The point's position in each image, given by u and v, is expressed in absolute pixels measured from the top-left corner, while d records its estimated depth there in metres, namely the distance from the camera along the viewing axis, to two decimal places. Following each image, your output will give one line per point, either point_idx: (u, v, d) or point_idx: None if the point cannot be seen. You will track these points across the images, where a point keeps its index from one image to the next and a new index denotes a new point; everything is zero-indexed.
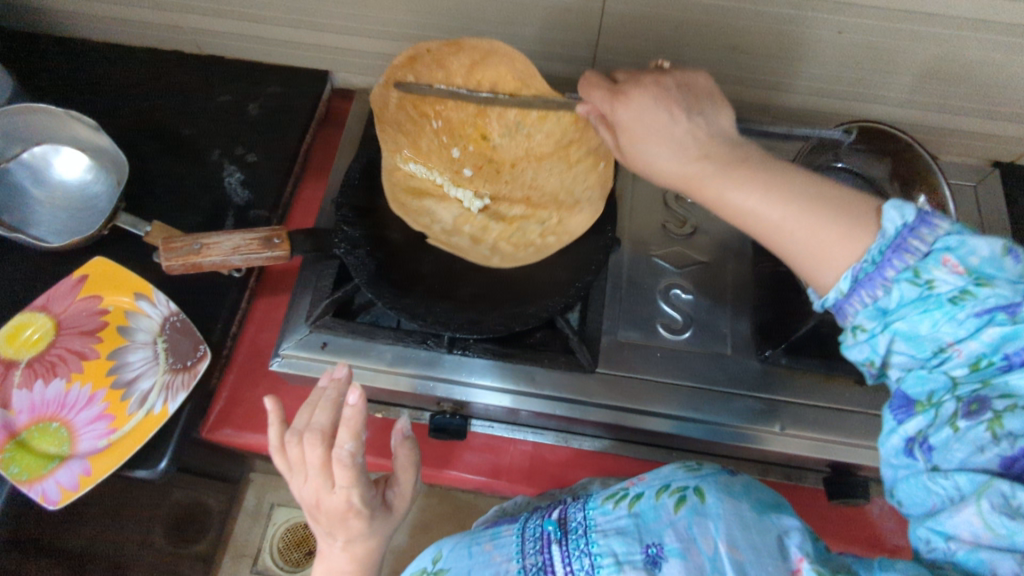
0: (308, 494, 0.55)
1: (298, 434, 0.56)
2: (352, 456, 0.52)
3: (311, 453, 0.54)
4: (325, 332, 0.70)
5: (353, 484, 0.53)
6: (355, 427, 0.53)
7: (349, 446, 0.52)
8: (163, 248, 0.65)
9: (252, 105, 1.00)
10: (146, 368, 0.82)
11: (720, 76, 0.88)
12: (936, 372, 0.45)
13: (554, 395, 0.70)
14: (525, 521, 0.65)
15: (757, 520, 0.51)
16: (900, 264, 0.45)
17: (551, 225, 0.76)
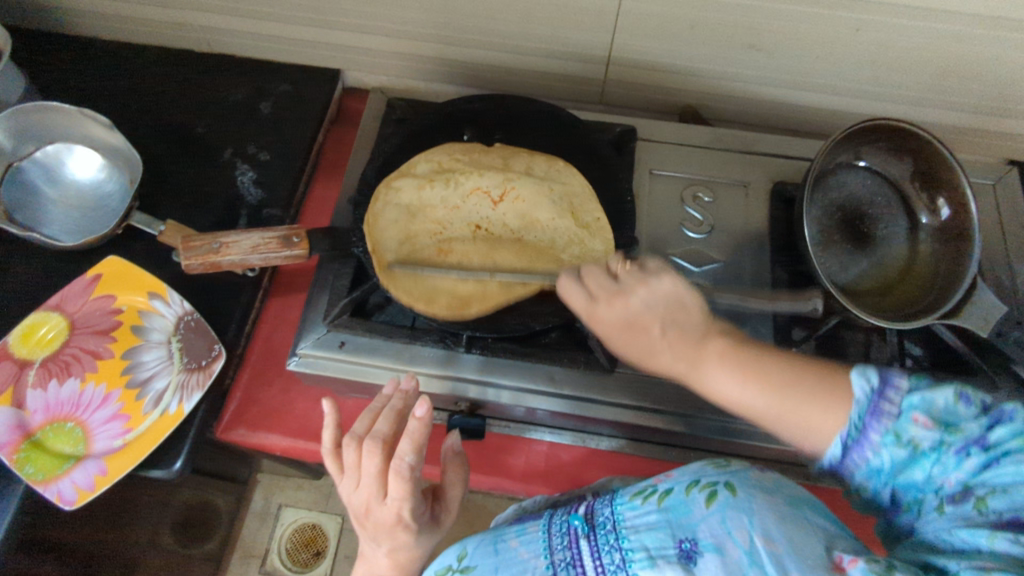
0: (359, 500, 0.57)
1: (357, 440, 0.59)
2: (410, 468, 0.54)
3: (370, 461, 0.56)
4: (343, 331, 0.70)
5: (406, 498, 0.55)
6: (417, 441, 0.55)
7: (409, 458, 0.54)
8: (181, 246, 0.65)
9: (263, 104, 1.00)
10: (160, 368, 0.82)
11: (734, 74, 0.88)
12: (933, 513, 0.43)
13: (576, 394, 0.70)
14: (551, 517, 0.65)
15: (793, 513, 0.50)
16: (880, 430, 0.44)
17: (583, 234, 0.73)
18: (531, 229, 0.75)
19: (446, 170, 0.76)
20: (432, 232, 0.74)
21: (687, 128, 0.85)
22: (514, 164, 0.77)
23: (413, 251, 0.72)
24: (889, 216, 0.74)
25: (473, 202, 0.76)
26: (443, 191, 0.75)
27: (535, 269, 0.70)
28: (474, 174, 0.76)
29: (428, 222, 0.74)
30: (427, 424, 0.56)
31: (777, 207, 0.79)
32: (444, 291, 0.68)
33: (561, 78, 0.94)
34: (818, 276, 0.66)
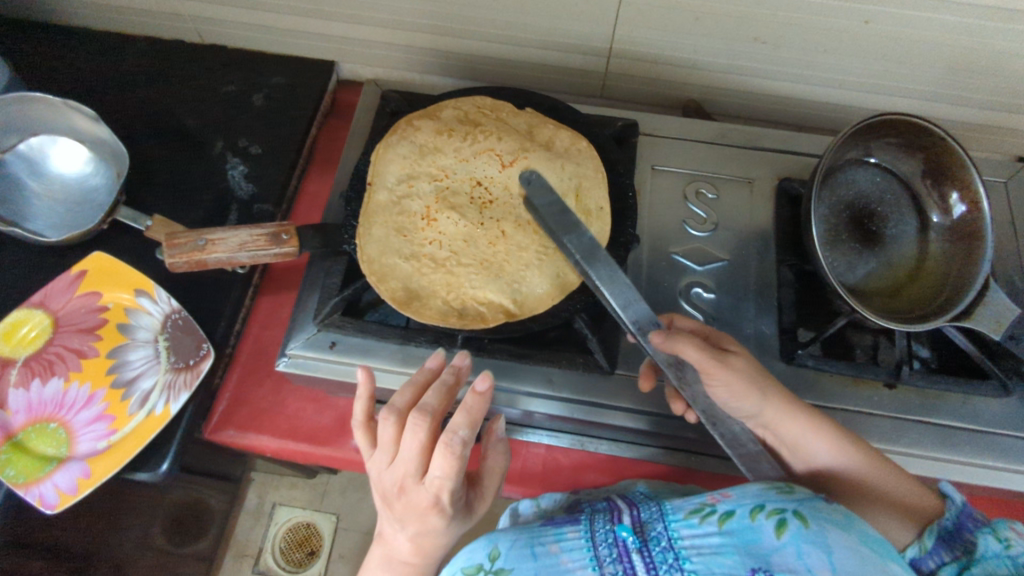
0: (397, 476, 0.52)
1: (396, 413, 0.53)
2: (462, 445, 0.49)
3: (415, 436, 0.50)
4: (333, 332, 0.68)
5: (451, 476, 0.49)
6: (473, 416, 0.50)
7: (463, 433, 0.49)
8: (164, 245, 0.62)
9: (255, 96, 0.97)
10: (147, 367, 0.79)
11: (738, 67, 0.85)
12: None
13: (574, 397, 0.68)
14: (591, 519, 0.63)
15: (873, 555, 0.47)
16: (977, 528, 0.51)
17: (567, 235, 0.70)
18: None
19: (471, 124, 0.75)
20: (435, 179, 0.73)
21: (690, 123, 0.82)
22: (539, 135, 0.75)
23: (404, 200, 0.71)
24: (897, 215, 0.71)
25: (481, 162, 0.74)
26: (458, 144, 0.74)
27: (509, 254, 0.69)
28: (493, 137, 0.74)
29: (435, 166, 0.74)
30: (485, 399, 0.51)
31: (782, 205, 0.76)
32: (399, 273, 0.67)
33: (560, 70, 0.92)
34: (826, 276, 0.64)
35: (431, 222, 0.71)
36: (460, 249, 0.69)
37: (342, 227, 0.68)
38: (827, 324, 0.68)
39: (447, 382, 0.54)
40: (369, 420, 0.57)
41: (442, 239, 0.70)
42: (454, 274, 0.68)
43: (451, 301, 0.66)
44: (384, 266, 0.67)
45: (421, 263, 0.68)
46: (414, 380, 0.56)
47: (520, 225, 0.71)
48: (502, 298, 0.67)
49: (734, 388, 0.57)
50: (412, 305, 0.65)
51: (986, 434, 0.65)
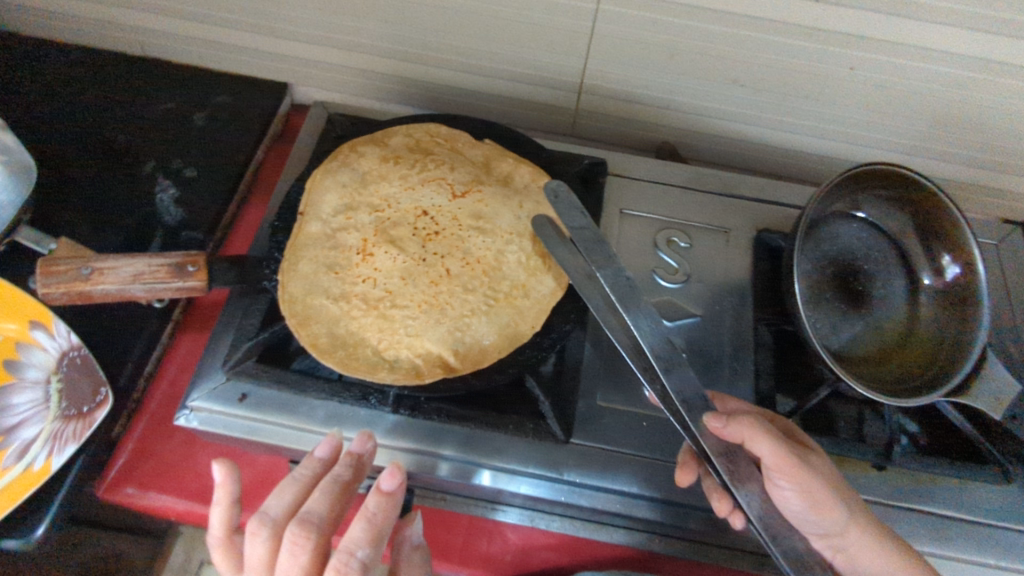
0: None
1: (274, 529, 0.48)
2: (361, 566, 0.45)
3: (296, 556, 0.45)
4: (245, 381, 0.58)
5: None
6: (372, 528, 0.47)
7: (360, 553, 0.46)
8: (41, 271, 0.55)
9: (196, 114, 0.89)
10: (31, 415, 0.66)
11: (716, 110, 0.80)
12: None
13: (521, 468, 0.59)
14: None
15: None
16: None
17: (520, 280, 0.63)
18: (485, 236, 0.64)
19: (421, 151, 0.68)
20: (375, 208, 0.65)
21: (663, 166, 0.76)
22: (496, 167, 0.68)
23: (340, 232, 0.64)
24: (887, 274, 0.65)
25: (428, 190, 0.66)
26: (405, 171, 0.67)
27: (451, 296, 0.61)
28: (444, 166, 0.67)
29: (377, 195, 0.66)
30: (389, 502, 0.49)
31: (761, 259, 0.70)
32: (324, 317, 0.59)
33: (527, 104, 0.86)
34: (811, 339, 0.56)
35: (366, 257, 0.62)
36: (397, 288, 0.61)
37: (263, 263, 0.61)
38: (808, 394, 0.61)
39: (339, 481, 0.51)
40: (230, 534, 0.54)
41: (378, 277, 0.61)
42: (388, 318, 0.59)
43: (381, 350, 0.58)
44: (308, 309, 0.59)
45: (351, 305, 0.60)
46: (297, 477, 0.52)
47: (468, 262, 0.63)
48: (439, 347, 0.58)
49: (813, 497, 0.51)
50: (335, 354, 0.57)
51: (986, 527, 0.58)
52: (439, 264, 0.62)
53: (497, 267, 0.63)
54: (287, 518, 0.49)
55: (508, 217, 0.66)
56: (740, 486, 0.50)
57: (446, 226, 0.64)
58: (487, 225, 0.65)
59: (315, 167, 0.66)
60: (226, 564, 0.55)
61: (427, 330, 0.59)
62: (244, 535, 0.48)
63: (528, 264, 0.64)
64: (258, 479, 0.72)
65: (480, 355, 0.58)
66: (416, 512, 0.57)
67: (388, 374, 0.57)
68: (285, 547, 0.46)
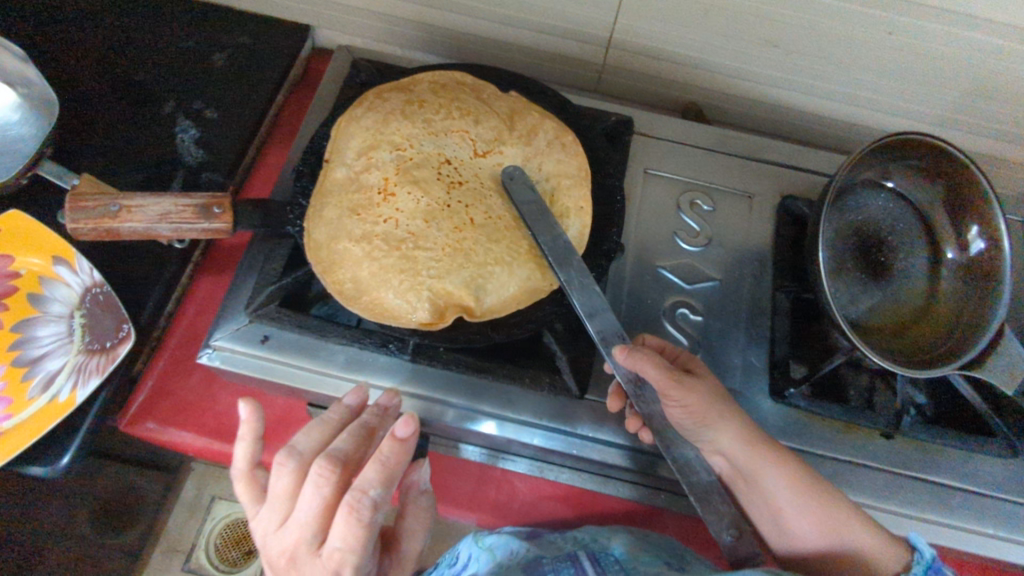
0: (288, 539, 0.48)
1: (297, 461, 0.50)
2: (372, 505, 0.47)
3: (320, 488, 0.47)
4: (268, 325, 0.60)
5: (356, 546, 0.45)
6: (386, 470, 0.49)
7: (373, 492, 0.47)
8: (70, 206, 0.55)
9: (216, 54, 0.87)
10: (56, 346, 0.69)
11: (746, 72, 0.78)
12: None
13: (535, 421, 0.60)
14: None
15: None
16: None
17: None
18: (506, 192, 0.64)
19: (446, 98, 0.67)
20: (397, 147, 0.64)
21: (690, 126, 0.75)
22: (519, 123, 0.67)
23: (362, 173, 0.63)
24: (908, 245, 0.65)
25: (452, 140, 0.65)
26: (429, 116, 0.66)
27: (474, 247, 0.61)
28: (469, 116, 0.66)
29: (399, 135, 0.64)
30: (403, 449, 0.50)
31: (783, 225, 0.69)
32: (347, 259, 0.59)
33: (553, 57, 0.84)
34: (829, 307, 0.56)
35: (388, 197, 0.62)
36: (420, 231, 0.60)
37: (288, 207, 0.62)
38: (823, 362, 0.61)
39: (365, 427, 0.53)
40: (253, 467, 0.55)
41: (400, 218, 0.61)
42: (410, 261, 0.59)
43: (401, 293, 0.58)
44: (332, 252, 0.60)
45: (373, 246, 0.60)
46: (325, 418, 0.54)
47: (490, 215, 0.63)
48: (461, 295, 0.58)
49: (731, 439, 0.56)
50: (359, 301, 0.58)
51: (987, 497, 0.59)
52: (463, 215, 0.62)
53: (517, 226, 0.63)
54: (314, 454, 0.51)
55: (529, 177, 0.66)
56: (645, 403, 0.55)
57: (471, 180, 0.64)
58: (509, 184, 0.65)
59: (341, 113, 0.65)
60: (248, 495, 0.54)
61: (451, 278, 0.59)
62: (271, 465, 0.50)
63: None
64: (277, 420, 0.74)
65: (503, 307, 0.59)
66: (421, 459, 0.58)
67: (410, 318, 0.57)
68: (308, 479, 0.47)
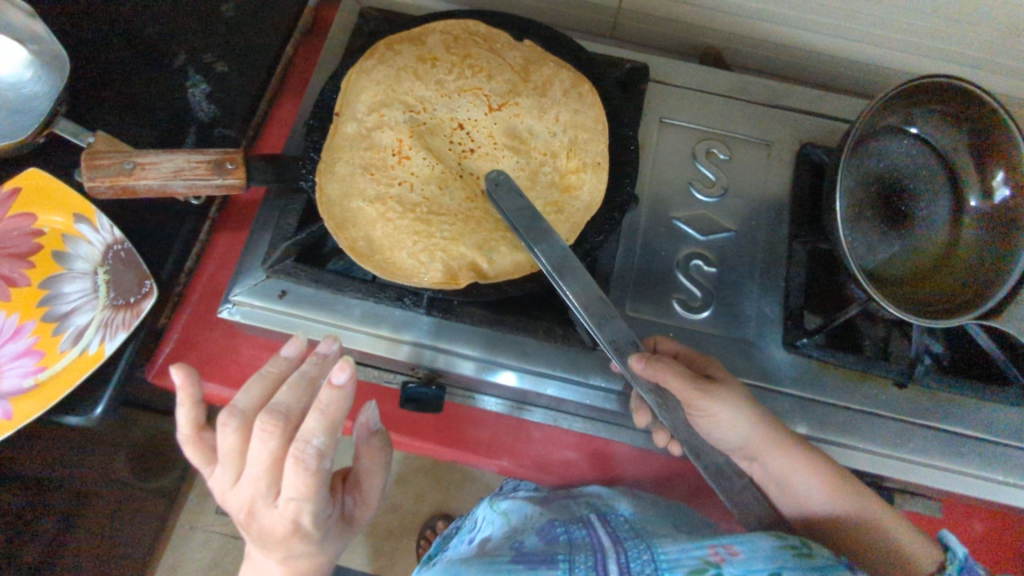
0: (244, 494, 0.51)
1: (239, 417, 0.51)
2: (318, 453, 0.48)
3: (266, 442, 0.49)
4: (284, 280, 0.61)
5: (308, 493, 0.48)
6: (327, 418, 0.49)
7: (316, 441, 0.48)
8: (87, 165, 0.56)
9: (223, 5, 0.85)
10: (83, 302, 0.71)
11: (767, 13, 0.75)
12: None
13: (550, 370, 0.61)
14: (569, 562, 0.57)
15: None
16: None
17: (557, 195, 0.64)
18: (516, 156, 0.66)
19: (459, 54, 0.67)
20: (410, 109, 0.66)
21: (707, 72, 0.73)
22: (534, 75, 0.67)
23: (374, 132, 0.65)
24: (929, 193, 0.63)
25: (464, 102, 0.67)
26: (442, 76, 0.67)
27: (483, 211, 0.64)
28: (480, 75, 0.68)
29: (412, 96, 0.67)
30: (342, 395, 0.50)
31: (802, 174, 0.68)
32: (362, 219, 0.61)
33: (567, 3, 0.81)
34: (846, 258, 0.56)
35: (402, 160, 0.64)
36: (434, 196, 0.63)
37: (299, 161, 0.61)
38: (837, 313, 0.60)
39: (304, 377, 0.54)
40: (198, 430, 0.55)
41: (415, 182, 0.64)
42: (423, 222, 0.61)
43: (416, 254, 0.60)
44: (346, 211, 0.60)
45: (387, 207, 0.62)
46: (264, 374, 0.55)
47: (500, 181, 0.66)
48: (474, 257, 0.60)
49: (766, 450, 0.57)
50: (372, 258, 0.59)
51: (999, 444, 0.59)
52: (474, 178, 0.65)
53: (527, 189, 0.65)
54: (255, 410, 0.53)
55: (542, 137, 0.67)
56: (670, 413, 0.56)
57: (483, 142, 0.66)
58: (520, 146, 0.67)
59: (352, 64, 0.63)
60: (200, 456, 0.56)
61: (465, 240, 0.60)
62: (215, 426, 0.51)
63: (563, 170, 0.66)
64: None
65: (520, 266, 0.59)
66: (367, 402, 0.58)
67: (425, 277, 0.58)
68: (254, 435, 0.49)
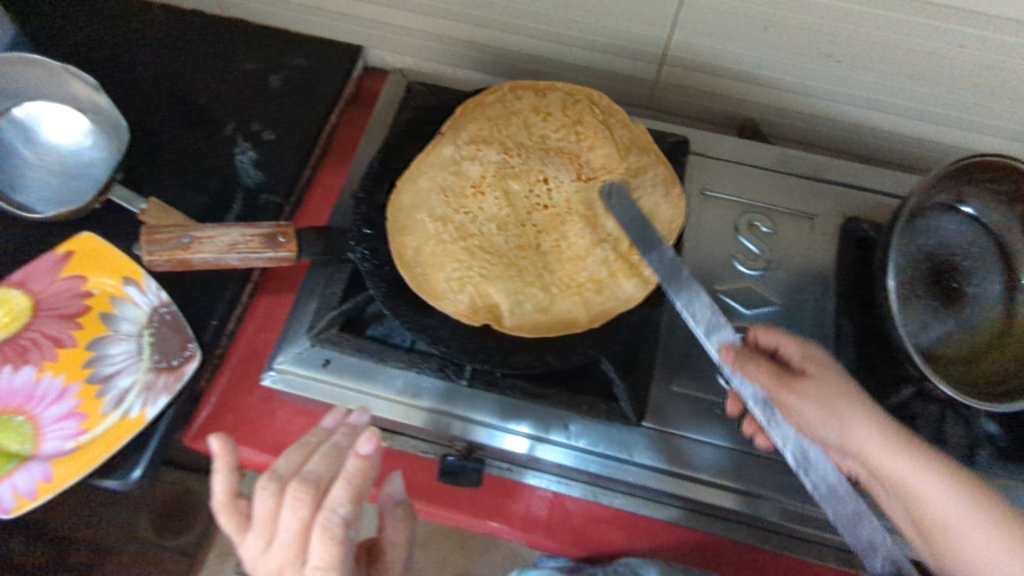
0: (273, 563, 0.50)
1: (276, 481, 0.50)
2: (343, 523, 0.48)
3: (297, 511, 0.49)
4: (329, 349, 0.62)
5: (335, 564, 0.47)
6: (353, 488, 0.49)
7: (342, 510, 0.49)
8: (145, 238, 0.58)
9: (274, 77, 0.89)
10: (127, 364, 0.71)
11: (806, 87, 0.76)
12: None
13: (586, 447, 0.60)
14: None
15: None
16: None
17: (598, 278, 0.64)
18: (584, 226, 0.66)
19: (572, 116, 0.69)
20: (505, 151, 0.68)
21: (748, 145, 0.74)
22: (632, 156, 0.67)
23: (465, 161, 0.68)
24: (983, 270, 0.62)
25: (557, 162, 0.68)
26: (549, 131, 0.69)
27: (527, 265, 0.64)
28: (585, 141, 0.68)
29: (512, 140, 0.69)
30: (368, 464, 0.51)
31: (846, 249, 0.68)
32: (418, 231, 0.64)
33: (607, 76, 0.83)
34: (900, 336, 0.55)
35: (477, 195, 0.67)
36: (489, 234, 0.66)
37: (347, 234, 0.63)
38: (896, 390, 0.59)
39: (336, 447, 0.53)
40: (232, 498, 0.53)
41: (479, 217, 0.66)
42: (468, 254, 0.64)
43: (450, 279, 0.62)
44: (409, 220, 0.64)
45: (445, 229, 0.65)
46: (303, 442, 0.55)
47: (558, 244, 0.66)
48: (500, 305, 0.61)
49: (861, 428, 0.51)
50: (412, 268, 0.61)
51: None
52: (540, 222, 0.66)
53: (574, 259, 0.65)
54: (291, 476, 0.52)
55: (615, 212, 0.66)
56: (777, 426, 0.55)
57: (559, 198, 0.67)
58: (592, 216, 0.67)
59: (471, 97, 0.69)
60: (232, 525, 0.54)
61: (500, 283, 0.62)
62: (254, 490, 0.50)
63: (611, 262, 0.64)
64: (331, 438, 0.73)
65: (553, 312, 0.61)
66: (393, 473, 0.58)
67: (451, 303, 0.59)
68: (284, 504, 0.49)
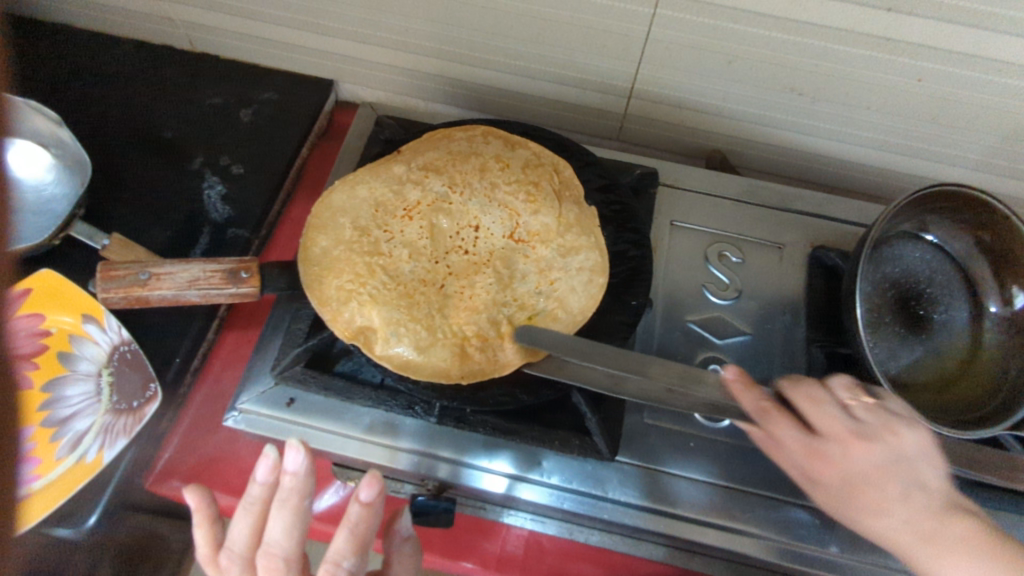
0: None
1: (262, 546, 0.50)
2: None
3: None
4: (293, 386, 0.59)
5: None
6: (355, 538, 0.48)
7: (347, 564, 0.48)
8: (102, 276, 0.56)
9: (242, 112, 0.88)
10: (85, 406, 0.69)
11: (770, 119, 0.77)
12: None
13: (560, 484, 0.59)
14: None
15: None
16: None
17: (495, 336, 0.60)
18: (494, 283, 0.63)
19: (531, 177, 0.67)
20: (450, 187, 0.67)
21: (716, 176, 0.75)
22: (569, 235, 0.65)
23: (409, 184, 0.66)
24: (948, 298, 0.63)
25: (493, 214, 0.66)
26: (501, 181, 0.67)
27: (428, 304, 0.61)
28: (533, 205, 0.66)
29: (461, 177, 0.67)
30: (369, 510, 0.48)
31: (815, 277, 0.68)
32: (334, 233, 0.64)
33: (577, 110, 0.84)
34: (869, 364, 0.55)
35: (404, 219, 0.65)
36: (398, 259, 0.63)
37: (314, 269, 0.62)
38: None
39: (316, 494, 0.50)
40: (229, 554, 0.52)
41: (396, 239, 0.64)
42: (368, 270, 0.62)
43: (341, 289, 0.60)
44: (332, 221, 0.64)
45: (360, 240, 0.63)
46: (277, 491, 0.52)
47: (463, 292, 0.63)
48: (381, 333, 0.58)
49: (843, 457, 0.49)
50: (311, 266, 0.61)
51: None
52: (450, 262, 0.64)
53: (471, 314, 0.62)
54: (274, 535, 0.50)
55: (529, 286, 0.64)
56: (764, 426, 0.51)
57: (476, 242, 0.65)
58: (504, 276, 0.64)
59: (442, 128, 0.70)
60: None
61: (392, 312, 0.60)
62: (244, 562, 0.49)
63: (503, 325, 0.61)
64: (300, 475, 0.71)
65: (443, 372, 0.58)
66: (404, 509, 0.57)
67: (332, 312, 0.59)
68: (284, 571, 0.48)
